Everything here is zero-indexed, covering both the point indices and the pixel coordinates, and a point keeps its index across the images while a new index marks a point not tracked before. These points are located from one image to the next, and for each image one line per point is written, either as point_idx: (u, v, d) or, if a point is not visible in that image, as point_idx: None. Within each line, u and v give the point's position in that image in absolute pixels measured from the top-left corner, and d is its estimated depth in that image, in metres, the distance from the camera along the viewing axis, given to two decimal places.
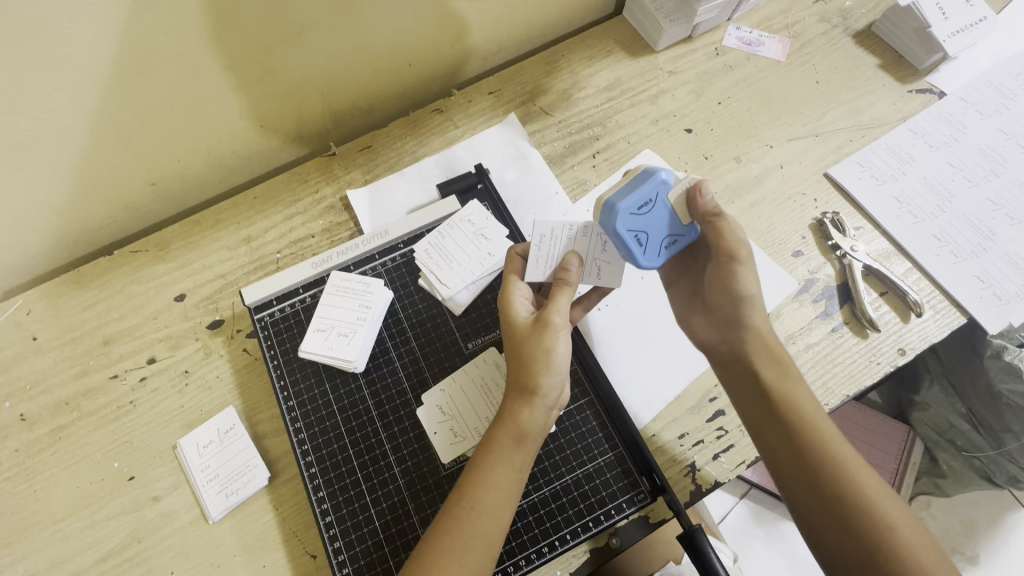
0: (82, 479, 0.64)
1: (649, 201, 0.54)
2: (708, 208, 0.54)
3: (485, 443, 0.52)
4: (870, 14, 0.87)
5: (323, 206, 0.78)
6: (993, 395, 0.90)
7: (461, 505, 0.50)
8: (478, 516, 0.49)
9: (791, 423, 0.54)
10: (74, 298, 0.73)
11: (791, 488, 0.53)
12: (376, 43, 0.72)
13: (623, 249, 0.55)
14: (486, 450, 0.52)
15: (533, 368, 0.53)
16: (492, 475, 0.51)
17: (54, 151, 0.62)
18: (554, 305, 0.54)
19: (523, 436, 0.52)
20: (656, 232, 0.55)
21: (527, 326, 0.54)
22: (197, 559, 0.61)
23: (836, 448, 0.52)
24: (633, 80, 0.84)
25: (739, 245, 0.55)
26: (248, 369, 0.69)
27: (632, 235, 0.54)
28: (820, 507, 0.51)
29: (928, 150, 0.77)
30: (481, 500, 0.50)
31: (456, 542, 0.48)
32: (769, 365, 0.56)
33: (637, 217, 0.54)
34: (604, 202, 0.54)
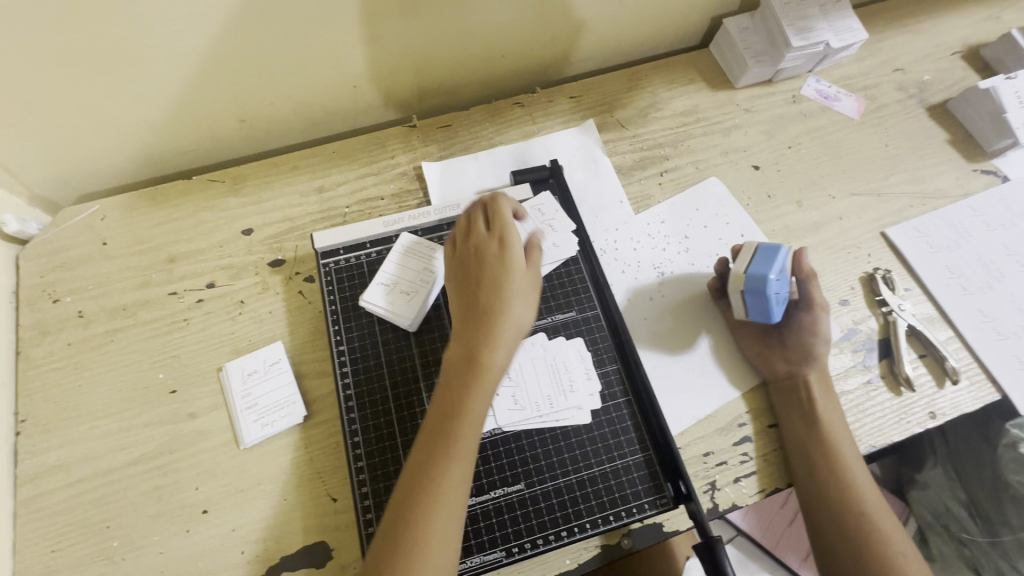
0: (126, 383, 0.67)
1: (783, 270, 0.63)
2: (807, 270, 0.69)
3: (440, 424, 0.52)
4: (947, 91, 0.90)
5: (396, 171, 0.81)
6: (998, 485, 0.92)
7: (427, 487, 0.49)
8: (445, 495, 0.49)
9: (828, 449, 0.61)
10: (148, 213, 0.76)
11: (813, 508, 0.60)
12: (479, 28, 0.76)
13: (767, 309, 0.63)
14: (442, 430, 0.51)
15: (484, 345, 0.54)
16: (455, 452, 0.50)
17: (167, 68, 0.66)
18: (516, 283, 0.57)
19: (474, 411, 0.52)
20: (783, 293, 0.65)
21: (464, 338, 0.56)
22: (221, 481, 0.62)
23: (862, 483, 0.59)
24: (709, 110, 0.87)
25: (823, 301, 0.68)
26: (300, 311, 0.71)
27: (775, 297, 0.63)
28: (836, 528, 0.58)
29: (985, 229, 0.79)
30: (447, 479, 0.49)
31: (428, 526, 0.48)
32: (818, 396, 0.64)
33: (777, 283, 0.63)
34: (754, 273, 0.62)
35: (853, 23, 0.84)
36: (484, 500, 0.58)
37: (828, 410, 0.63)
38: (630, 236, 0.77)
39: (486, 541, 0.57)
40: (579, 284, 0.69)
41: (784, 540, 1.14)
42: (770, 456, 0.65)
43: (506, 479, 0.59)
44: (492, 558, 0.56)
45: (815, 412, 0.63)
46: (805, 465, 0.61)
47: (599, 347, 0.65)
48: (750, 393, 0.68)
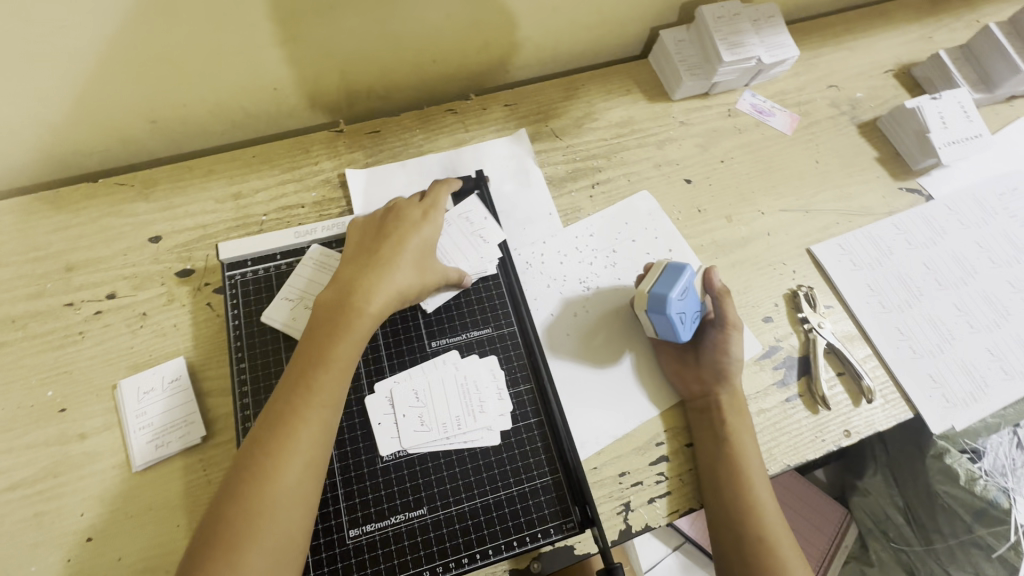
0: (11, 401, 0.62)
1: (687, 287, 0.64)
2: (720, 287, 0.69)
3: (279, 419, 0.51)
4: (877, 108, 0.91)
5: (319, 178, 0.78)
6: (929, 494, 0.93)
7: (251, 485, 0.48)
8: (273, 494, 0.48)
9: (735, 468, 0.61)
10: (46, 218, 0.72)
11: (717, 527, 0.60)
12: (403, 33, 0.74)
13: (672, 328, 0.64)
14: (278, 424, 0.51)
15: (333, 337, 0.55)
16: (287, 447, 0.50)
17: (56, 67, 0.62)
18: (378, 276, 0.59)
19: (316, 406, 0.52)
20: (692, 311, 0.66)
21: (333, 313, 0.56)
22: (109, 506, 0.59)
23: (764, 503, 0.59)
24: (644, 122, 0.87)
25: (737, 319, 0.67)
26: (207, 324, 0.68)
27: (678, 315, 0.63)
28: (736, 545, 0.58)
29: (907, 247, 0.80)
30: (281, 472, 0.49)
31: (249, 524, 0.47)
32: (733, 418, 0.64)
33: (681, 301, 0.64)
34: (655, 293, 0.64)
35: (785, 39, 0.84)
36: (383, 526, 0.56)
37: (739, 428, 0.63)
38: (557, 249, 0.76)
39: (383, 569, 0.55)
40: (496, 300, 0.67)
41: None
42: (685, 477, 0.64)
43: (408, 504, 0.57)
44: None
45: (726, 430, 0.63)
46: (714, 485, 0.61)
47: (513, 365, 0.64)
48: (668, 412, 0.67)
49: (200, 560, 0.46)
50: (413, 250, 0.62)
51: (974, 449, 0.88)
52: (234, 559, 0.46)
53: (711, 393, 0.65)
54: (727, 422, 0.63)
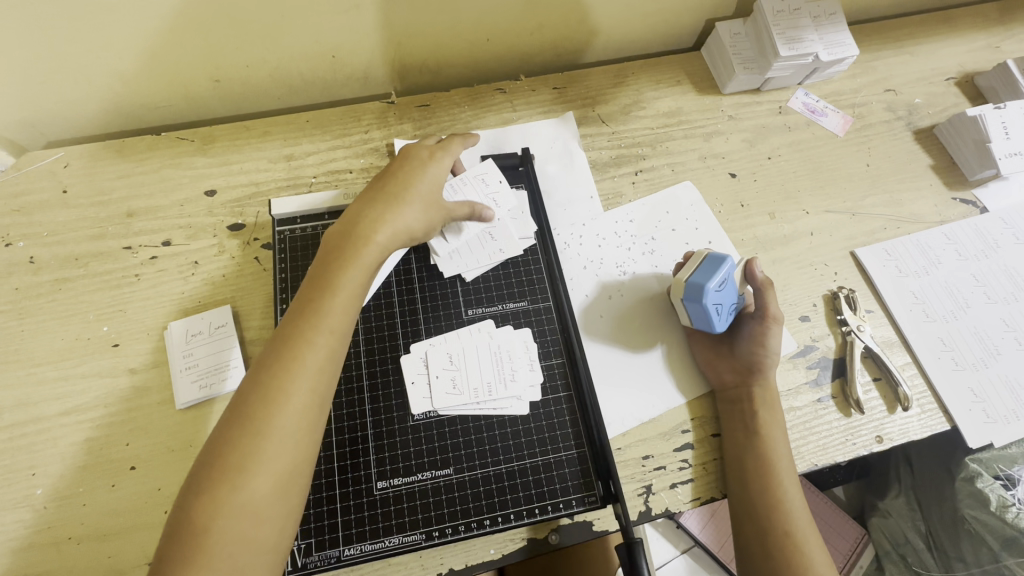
0: (69, 332, 0.66)
1: (726, 278, 0.64)
2: (761, 279, 0.68)
3: (285, 344, 0.50)
4: (936, 116, 0.89)
5: (368, 146, 0.80)
6: (955, 519, 0.90)
7: (258, 405, 0.47)
8: (276, 420, 0.47)
9: (763, 461, 0.60)
10: (112, 165, 0.75)
11: (739, 516, 0.60)
12: (461, 9, 0.75)
13: (706, 318, 0.64)
14: (283, 350, 0.49)
15: (340, 267, 0.53)
16: (292, 373, 0.49)
17: (136, 20, 0.65)
18: (387, 209, 0.57)
19: (324, 329, 0.51)
20: (729, 303, 0.65)
21: (340, 245, 0.55)
22: (153, 439, 0.62)
23: (790, 498, 0.59)
24: (693, 114, 0.86)
25: (779, 311, 0.67)
26: (254, 276, 0.70)
27: (715, 307, 0.63)
28: (760, 538, 0.58)
29: (956, 258, 0.78)
30: (286, 394, 0.48)
31: (251, 447, 0.46)
32: (764, 412, 0.63)
33: (719, 292, 0.64)
34: (692, 282, 0.63)
35: (845, 38, 0.82)
36: (410, 481, 0.57)
37: (769, 421, 0.62)
38: (596, 232, 0.76)
39: (408, 522, 0.56)
40: (534, 275, 0.68)
41: None
42: (709, 465, 0.64)
43: (435, 463, 0.58)
44: (411, 540, 0.56)
45: (756, 422, 0.62)
46: (740, 476, 0.61)
47: (546, 339, 0.64)
48: (696, 400, 0.67)
49: (204, 480, 0.45)
50: (423, 186, 0.60)
51: (1008, 476, 0.83)
52: (238, 478, 0.45)
53: (743, 385, 0.64)
54: (759, 415, 0.63)
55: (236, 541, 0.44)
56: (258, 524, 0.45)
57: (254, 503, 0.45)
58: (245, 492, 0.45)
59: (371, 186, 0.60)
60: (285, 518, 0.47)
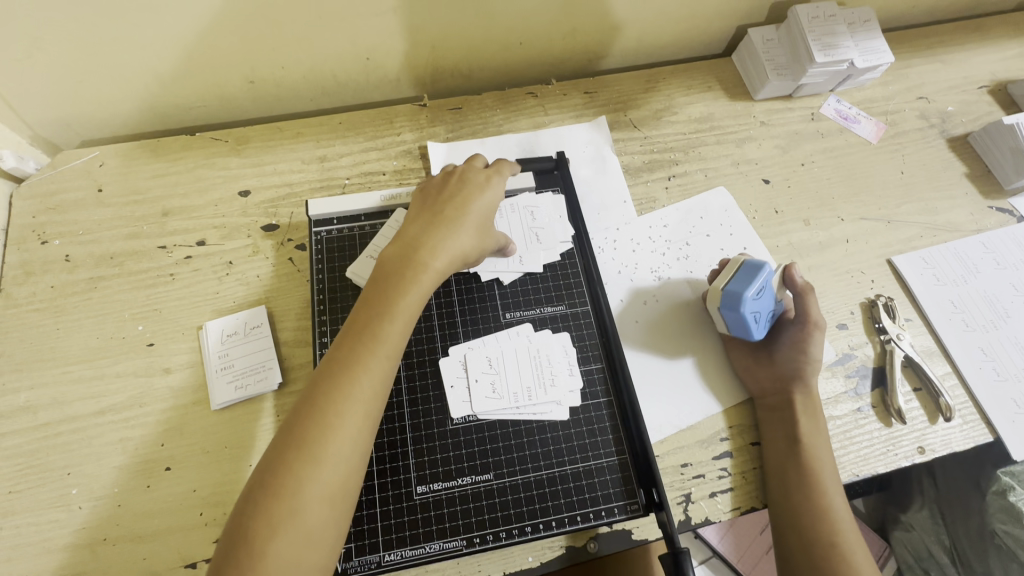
0: (104, 331, 0.66)
1: (763, 286, 0.63)
2: (802, 284, 0.67)
3: (342, 367, 0.49)
4: (969, 124, 0.88)
5: (401, 149, 0.80)
6: (984, 532, 0.88)
7: (314, 428, 0.47)
8: (332, 444, 0.46)
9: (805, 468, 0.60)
10: (147, 165, 0.75)
11: (784, 525, 0.59)
12: (497, 12, 0.75)
13: (744, 327, 0.63)
14: (340, 372, 0.49)
15: (397, 293, 0.54)
16: (348, 395, 0.48)
17: (177, 21, 0.65)
18: (445, 234, 0.58)
19: (382, 353, 0.51)
20: (765, 311, 0.64)
21: (398, 268, 0.55)
22: (188, 440, 0.61)
23: (835, 506, 0.58)
24: (725, 119, 0.86)
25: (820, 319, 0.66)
26: (288, 277, 0.70)
27: (753, 315, 0.63)
28: (803, 546, 0.57)
29: (995, 267, 0.77)
30: (341, 418, 0.47)
31: (304, 470, 0.45)
32: (806, 419, 0.62)
33: (756, 300, 0.63)
34: (729, 291, 0.63)
35: (879, 45, 0.82)
36: (451, 486, 0.57)
37: (811, 428, 0.62)
38: (632, 237, 0.76)
39: (448, 528, 0.55)
40: (572, 279, 0.68)
41: (759, 567, 1.12)
42: (749, 474, 0.63)
43: (475, 468, 0.57)
44: (452, 546, 0.55)
45: (796, 429, 0.62)
46: (781, 483, 0.60)
47: (585, 344, 0.64)
48: (736, 408, 0.66)
49: (257, 502, 0.44)
50: (478, 214, 0.61)
51: None
52: (292, 501, 0.44)
53: (784, 391, 0.64)
54: (801, 423, 0.62)
55: (288, 566, 0.43)
56: (309, 549, 0.44)
57: (307, 527, 0.45)
58: (298, 517, 0.44)
59: (426, 210, 0.60)
60: (334, 541, 0.46)
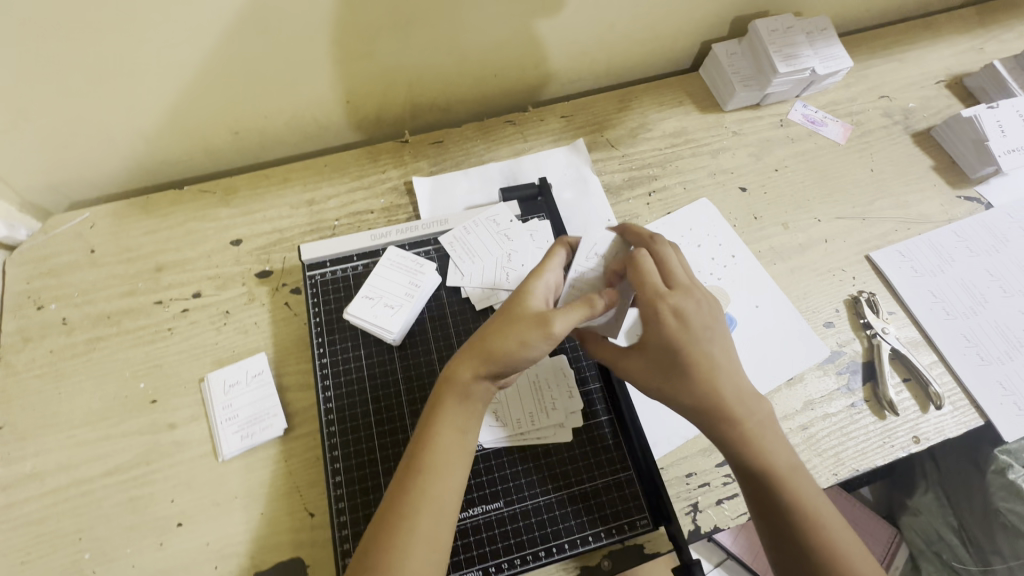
0: (106, 391, 0.66)
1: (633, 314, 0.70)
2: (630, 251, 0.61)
3: (419, 455, 0.52)
4: (931, 118, 0.92)
5: (387, 186, 0.82)
6: (989, 513, 0.90)
7: (401, 517, 0.49)
8: (415, 528, 0.49)
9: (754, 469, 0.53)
10: (137, 222, 0.76)
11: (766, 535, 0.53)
12: (470, 47, 0.77)
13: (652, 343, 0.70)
14: (419, 461, 0.52)
15: (464, 400, 0.53)
16: (428, 485, 0.50)
17: (160, 81, 0.67)
18: (518, 325, 0.53)
19: (453, 440, 0.52)
20: None
21: (475, 367, 0.53)
22: (198, 493, 0.62)
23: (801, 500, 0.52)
24: (698, 132, 0.89)
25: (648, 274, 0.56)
26: (286, 322, 0.71)
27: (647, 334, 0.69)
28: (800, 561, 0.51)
29: (969, 255, 0.79)
30: (421, 504, 0.49)
31: (397, 558, 0.47)
32: (736, 406, 0.54)
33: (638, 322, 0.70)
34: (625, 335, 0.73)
35: (838, 51, 0.86)
36: (462, 517, 0.57)
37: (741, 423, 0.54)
38: None
39: (462, 559, 0.56)
40: None
41: None
42: None
43: (485, 497, 0.58)
44: None
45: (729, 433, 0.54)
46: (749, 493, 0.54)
47: (582, 364, 0.65)
48: None
49: None
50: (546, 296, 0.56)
51: None
52: None
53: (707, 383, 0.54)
54: (729, 413, 0.54)
55: None
56: None
57: None
58: None
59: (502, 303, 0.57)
60: None
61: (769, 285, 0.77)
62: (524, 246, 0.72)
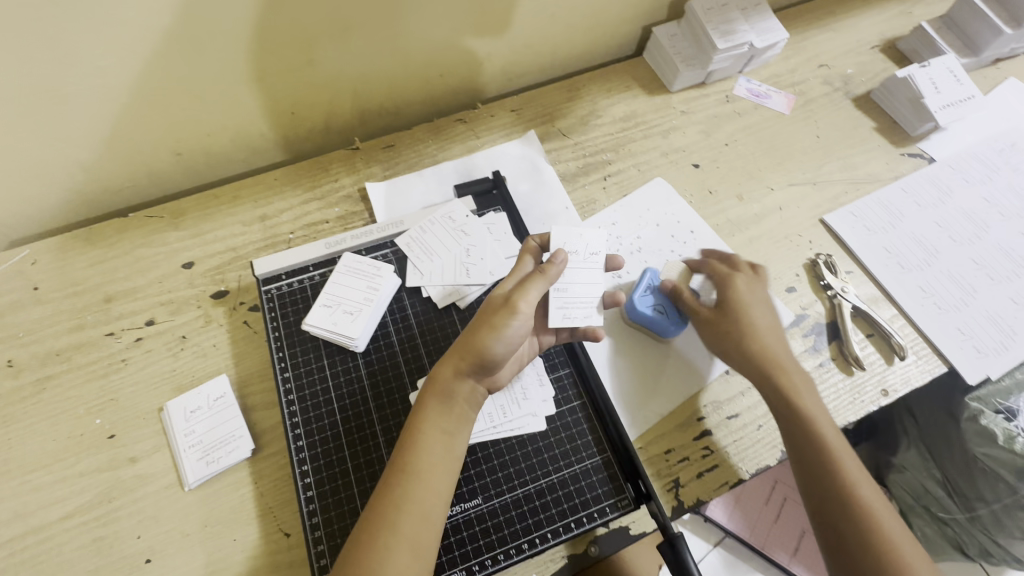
0: (60, 432, 0.63)
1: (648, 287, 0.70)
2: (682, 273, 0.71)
3: (401, 459, 0.52)
4: (869, 82, 0.95)
5: (341, 194, 0.80)
6: (968, 459, 0.91)
7: (379, 519, 0.49)
8: (394, 532, 0.49)
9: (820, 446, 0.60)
10: (81, 254, 0.74)
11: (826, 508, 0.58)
12: (411, 48, 0.77)
13: (653, 325, 0.68)
14: (401, 465, 0.52)
15: (447, 401, 0.54)
16: (410, 489, 0.51)
17: (90, 107, 0.65)
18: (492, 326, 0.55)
19: (436, 443, 0.53)
20: (671, 306, 0.69)
21: (455, 371, 0.55)
22: (165, 526, 0.59)
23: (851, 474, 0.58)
24: (647, 115, 0.90)
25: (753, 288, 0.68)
26: (246, 341, 0.69)
27: (653, 312, 0.68)
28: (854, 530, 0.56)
29: (917, 209, 0.82)
30: (401, 507, 0.50)
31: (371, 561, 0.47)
32: (803, 388, 0.63)
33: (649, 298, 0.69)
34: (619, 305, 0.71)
35: (773, 24, 0.88)
36: None
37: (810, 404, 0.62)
38: None
39: (445, 561, 0.54)
40: None
41: (771, 537, 1.13)
42: (729, 448, 0.65)
43: (462, 495, 0.57)
44: None
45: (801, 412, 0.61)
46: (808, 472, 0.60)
47: (550, 351, 0.65)
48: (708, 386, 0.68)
49: None
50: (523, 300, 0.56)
51: (1008, 408, 0.83)
52: None
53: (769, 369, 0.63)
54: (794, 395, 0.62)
55: None
56: None
57: None
58: None
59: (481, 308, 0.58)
60: None
61: (729, 256, 0.78)
62: (482, 239, 0.71)
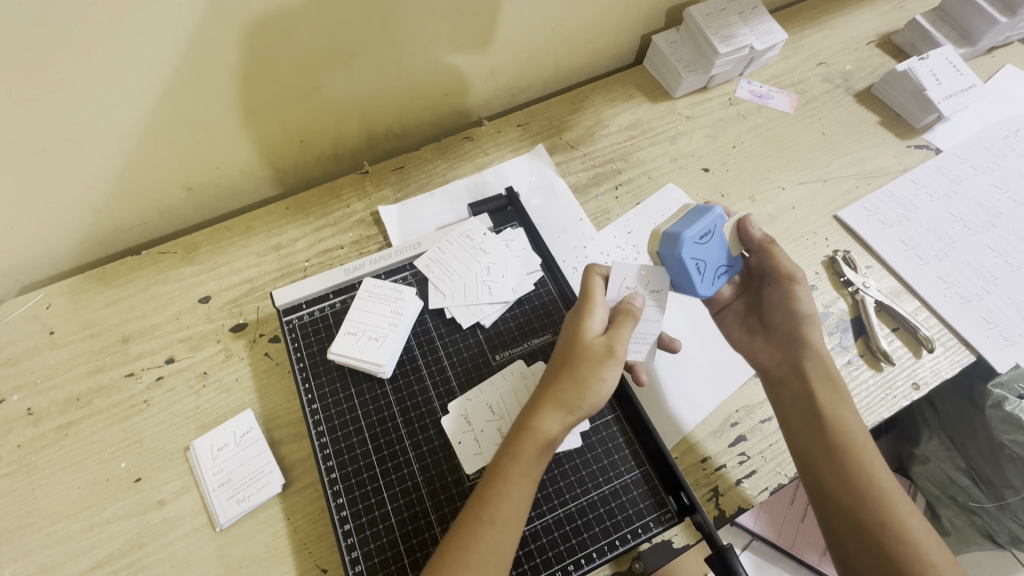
0: (85, 478, 0.62)
1: (708, 231, 0.58)
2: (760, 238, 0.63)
3: (477, 505, 0.49)
4: (869, 77, 0.95)
5: (354, 219, 0.80)
6: (995, 447, 0.90)
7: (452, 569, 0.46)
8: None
9: (836, 445, 0.57)
10: (96, 295, 0.73)
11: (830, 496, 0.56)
12: (417, 70, 0.77)
13: (685, 275, 0.58)
14: (478, 511, 0.49)
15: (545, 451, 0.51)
16: (487, 537, 0.48)
17: (102, 147, 0.64)
18: (592, 371, 0.52)
19: (517, 491, 0.50)
20: (712, 262, 0.59)
21: (551, 419, 0.51)
22: (199, 569, 0.58)
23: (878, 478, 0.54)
24: (653, 122, 0.90)
25: (794, 269, 0.63)
26: (268, 373, 0.68)
27: (693, 262, 0.58)
28: (853, 532, 0.53)
29: (929, 200, 0.82)
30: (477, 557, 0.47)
31: None
32: (823, 384, 0.60)
33: (698, 245, 0.58)
34: (666, 232, 0.58)
35: (771, 26, 0.89)
36: None
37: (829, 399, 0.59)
38: (598, 253, 0.78)
39: None
40: (550, 308, 0.69)
41: (800, 537, 1.11)
42: (766, 453, 0.64)
43: None
44: None
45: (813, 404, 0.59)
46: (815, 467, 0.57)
47: None
48: (738, 391, 0.68)
49: None
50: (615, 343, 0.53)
51: None
52: None
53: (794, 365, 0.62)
54: (818, 391, 0.60)
55: None
56: None
57: None
58: None
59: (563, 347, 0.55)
60: None
61: None
62: (502, 256, 0.71)
